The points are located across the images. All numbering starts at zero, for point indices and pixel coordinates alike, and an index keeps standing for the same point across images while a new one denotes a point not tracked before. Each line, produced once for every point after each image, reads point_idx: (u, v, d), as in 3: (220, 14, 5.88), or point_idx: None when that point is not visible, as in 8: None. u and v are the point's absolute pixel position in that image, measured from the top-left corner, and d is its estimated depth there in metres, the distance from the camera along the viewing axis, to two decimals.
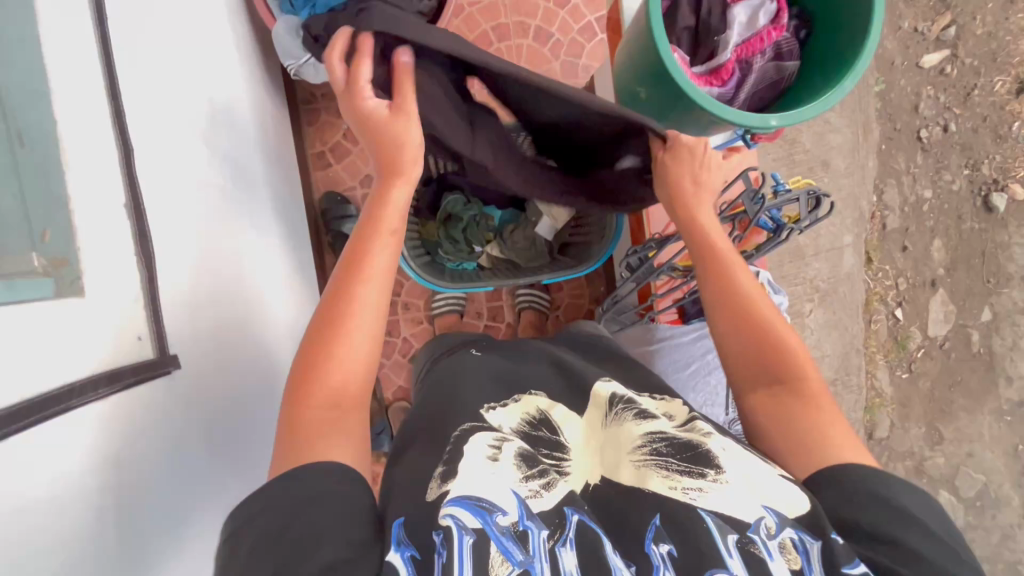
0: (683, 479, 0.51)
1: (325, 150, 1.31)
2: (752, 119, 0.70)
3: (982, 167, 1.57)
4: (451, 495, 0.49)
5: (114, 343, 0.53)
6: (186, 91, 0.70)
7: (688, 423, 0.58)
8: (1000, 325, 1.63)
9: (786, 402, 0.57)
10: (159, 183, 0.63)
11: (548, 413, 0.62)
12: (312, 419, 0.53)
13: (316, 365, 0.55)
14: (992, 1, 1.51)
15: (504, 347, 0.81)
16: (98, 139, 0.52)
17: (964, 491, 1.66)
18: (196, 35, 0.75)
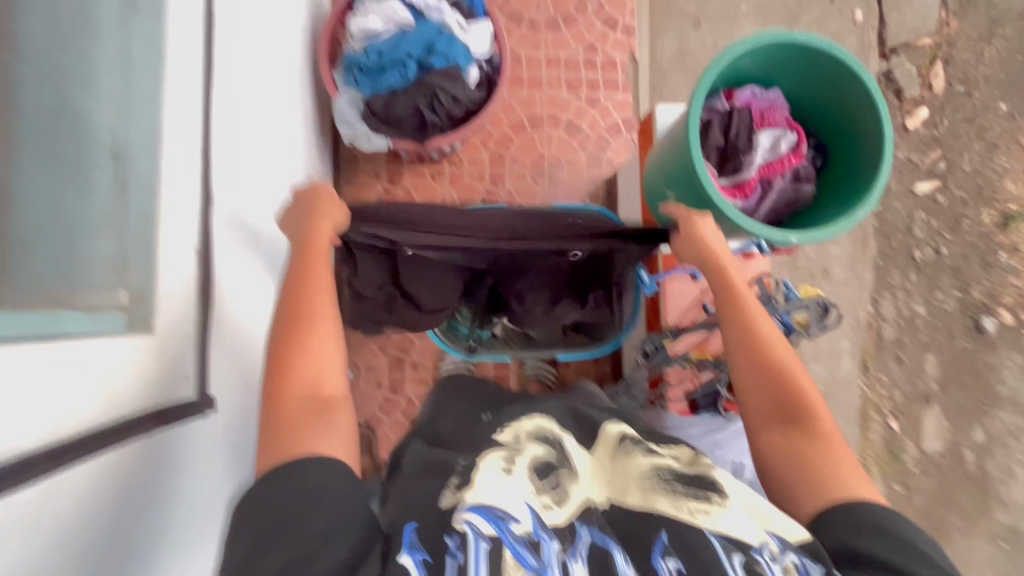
0: (690, 501, 0.52)
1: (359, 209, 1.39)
2: (774, 234, 0.76)
3: (972, 290, 1.65)
4: (467, 502, 0.49)
5: (166, 381, 0.54)
6: (261, 147, 0.77)
7: (694, 457, 0.59)
8: (993, 446, 1.64)
9: (800, 445, 0.58)
10: (227, 234, 0.67)
11: (560, 439, 0.60)
12: (290, 413, 0.54)
13: (287, 362, 0.56)
14: (977, 143, 1.67)
15: (508, 399, 0.79)
16: (187, 188, 0.57)
17: None
18: (273, 103, 0.83)
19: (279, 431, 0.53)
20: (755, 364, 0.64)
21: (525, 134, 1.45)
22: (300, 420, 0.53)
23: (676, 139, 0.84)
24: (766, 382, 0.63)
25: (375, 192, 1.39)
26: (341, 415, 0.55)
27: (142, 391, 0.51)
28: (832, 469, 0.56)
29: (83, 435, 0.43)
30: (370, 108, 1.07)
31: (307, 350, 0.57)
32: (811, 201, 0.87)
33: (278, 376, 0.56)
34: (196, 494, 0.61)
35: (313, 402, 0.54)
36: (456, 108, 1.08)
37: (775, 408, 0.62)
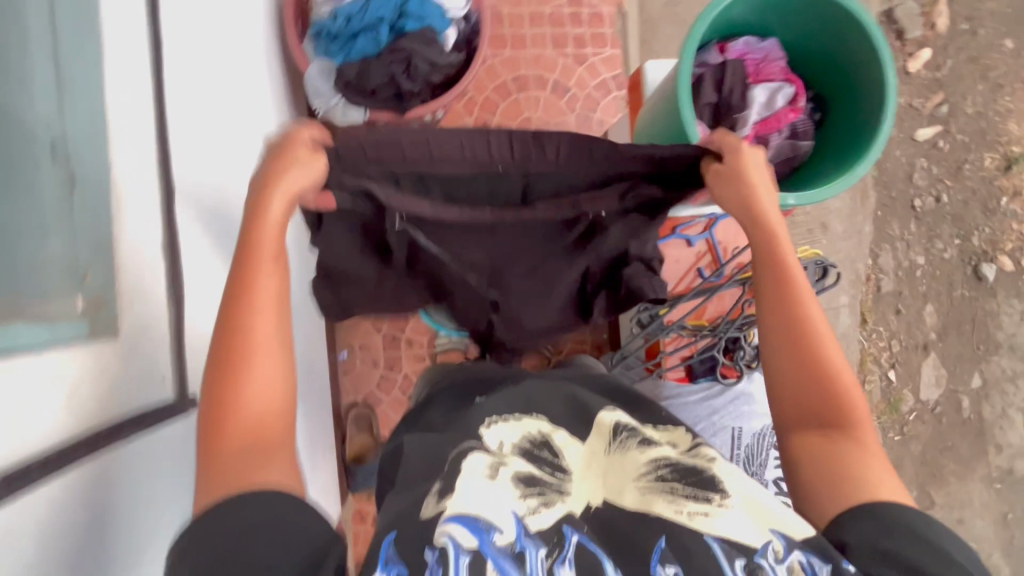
0: (689, 504, 0.50)
1: None
2: None
3: (972, 238, 1.63)
4: (448, 513, 0.47)
5: (138, 386, 0.52)
6: (225, 130, 0.73)
7: (693, 448, 0.57)
8: (990, 391, 1.66)
9: (838, 449, 0.55)
10: (194, 226, 0.63)
11: (550, 437, 0.59)
12: (225, 455, 0.50)
13: (226, 394, 0.52)
14: (981, 84, 1.60)
15: (498, 383, 0.77)
16: (146, 180, 0.54)
17: None
18: (236, 82, 0.78)
19: (216, 476, 0.50)
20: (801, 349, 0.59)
21: (510, 97, 1.38)
22: (237, 465, 0.50)
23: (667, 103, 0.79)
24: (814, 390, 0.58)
25: None
26: (280, 455, 0.52)
27: (115, 397, 0.49)
28: (865, 473, 0.53)
29: (50, 451, 0.41)
30: (342, 79, 1.01)
31: (245, 386, 0.53)
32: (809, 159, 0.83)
33: (215, 417, 0.51)
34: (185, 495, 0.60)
35: (252, 448, 0.51)
36: (433, 74, 1.03)
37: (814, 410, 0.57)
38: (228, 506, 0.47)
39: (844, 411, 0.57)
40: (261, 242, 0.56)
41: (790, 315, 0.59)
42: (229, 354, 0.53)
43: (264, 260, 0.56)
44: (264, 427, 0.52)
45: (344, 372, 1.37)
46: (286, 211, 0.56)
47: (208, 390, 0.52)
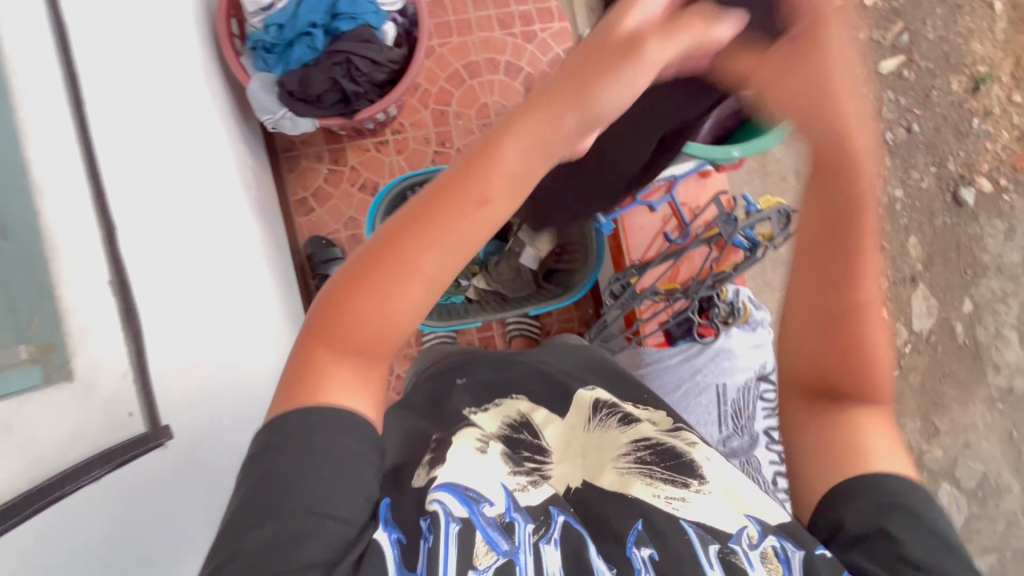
0: (666, 488, 0.53)
1: (307, 196, 1.35)
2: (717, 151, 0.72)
3: (948, 164, 1.62)
4: (439, 480, 0.49)
5: (108, 422, 0.52)
6: (166, 159, 0.72)
7: (674, 429, 0.59)
8: (982, 314, 1.66)
9: (853, 421, 0.51)
10: (146, 260, 0.63)
11: (531, 416, 0.61)
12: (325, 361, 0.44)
13: (352, 298, 0.42)
14: (939, 7, 1.58)
15: (483, 361, 0.75)
16: (79, 221, 0.53)
17: (965, 482, 1.67)
18: (173, 108, 0.78)
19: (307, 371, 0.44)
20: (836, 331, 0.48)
21: (464, 85, 1.37)
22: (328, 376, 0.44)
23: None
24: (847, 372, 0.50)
25: (321, 176, 1.35)
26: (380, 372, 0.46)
27: (85, 436, 0.49)
28: (864, 443, 0.50)
29: (17, 499, 0.42)
30: (286, 89, 0.99)
31: (376, 309, 0.42)
32: None
33: (338, 312, 0.43)
34: (178, 523, 0.61)
35: (353, 361, 0.44)
36: (377, 72, 1.01)
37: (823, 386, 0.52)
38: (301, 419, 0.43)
39: (869, 381, 0.50)
40: (488, 181, 0.40)
41: (846, 305, 0.47)
42: (383, 269, 0.41)
43: (470, 202, 0.40)
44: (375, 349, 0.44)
45: None
46: (530, 161, 0.40)
47: (357, 275, 0.42)
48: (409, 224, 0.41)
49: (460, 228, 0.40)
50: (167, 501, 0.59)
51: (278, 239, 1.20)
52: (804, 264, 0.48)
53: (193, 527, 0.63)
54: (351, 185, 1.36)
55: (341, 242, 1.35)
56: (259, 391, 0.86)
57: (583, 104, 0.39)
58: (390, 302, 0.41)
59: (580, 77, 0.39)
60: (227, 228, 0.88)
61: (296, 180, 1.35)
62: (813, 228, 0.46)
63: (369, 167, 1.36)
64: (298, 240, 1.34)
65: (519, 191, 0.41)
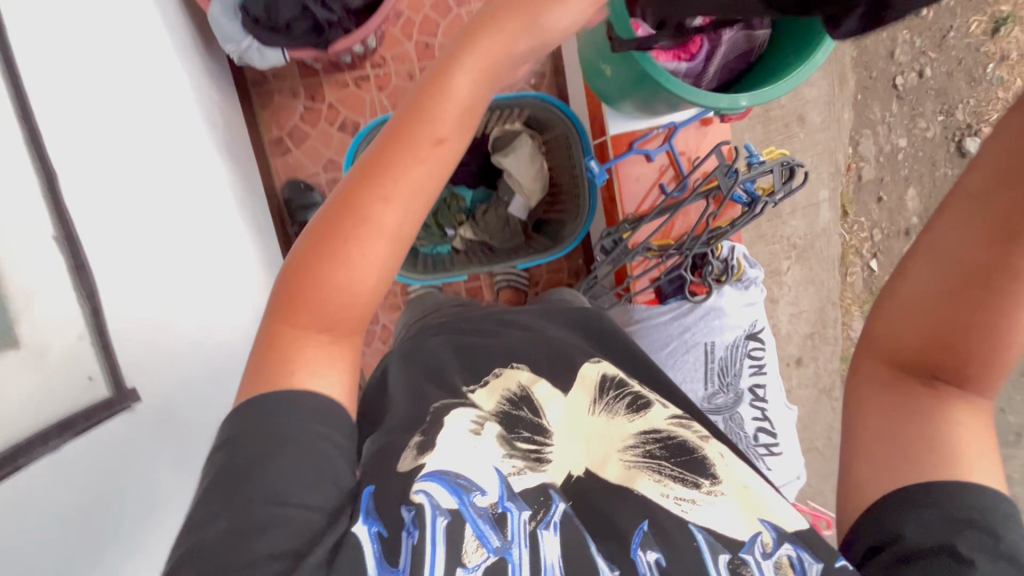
0: (675, 487, 0.51)
1: (283, 136, 1.26)
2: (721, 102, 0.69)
3: (956, 112, 1.55)
4: (426, 469, 0.47)
5: (65, 388, 0.49)
6: (114, 96, 0.65)
7: (685, 420, 0.58)
8: None
9: (935, 408, 0.48)
10: (95, 211, 0.58)
11: (531, 391, 0.57)
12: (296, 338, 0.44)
13: (321, 256, 0.44)
14: None
15: (476, 324, 0.72)
16: (12, 170, 0.48)
17: None
18: (118, 35, 0.69)
19: (276, 350, 0.44)
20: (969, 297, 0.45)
21: (451, 14, 1.25)
22: (303, 344, 0.44)
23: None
24: (956, 340, 0.46)
25: (297, 114, 1.26)
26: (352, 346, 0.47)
27: (39, 405, 0.46)
28: (947, 436, 0.47)
29: None
30: (251, 15, 0.90)
31: (345, 263, 0.44)
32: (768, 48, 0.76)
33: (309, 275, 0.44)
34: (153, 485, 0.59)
35: (327, 328, 0.45)
36: None
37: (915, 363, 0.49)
38: (271, 399, 0.42)
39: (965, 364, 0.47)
40: (431, 112, 0.45)
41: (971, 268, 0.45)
42: (344, 222, 0.44)
43: (421, 136, 0.44)
44: (349, 314, 0.45)
45: None
46: (473, 90, 0.46)
47: (323, 230, 0.44)
48: (362, 183, 0.44)
49: (412, 172, 0.44)
50: (138, 463, 0.58)
51: (253, 183, 1.13)
52: (975, 214, 0.45)
53: (170, 487, 0.62)
54: (329, 124, 1.27)
55: (320, 186, 1.28)
56: (236, 347, 0.83)
57: (531, 22, 0.46)
58: (353, 259, 0.43)
59: (500, 23, 0.46)
60: (192, 173, 0.81)
61: (270, 117, 1.25)
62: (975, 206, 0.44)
63: (348, 105, 1.27)
64: (274, 183, 1.26)
65: (465, 122, 0.46)
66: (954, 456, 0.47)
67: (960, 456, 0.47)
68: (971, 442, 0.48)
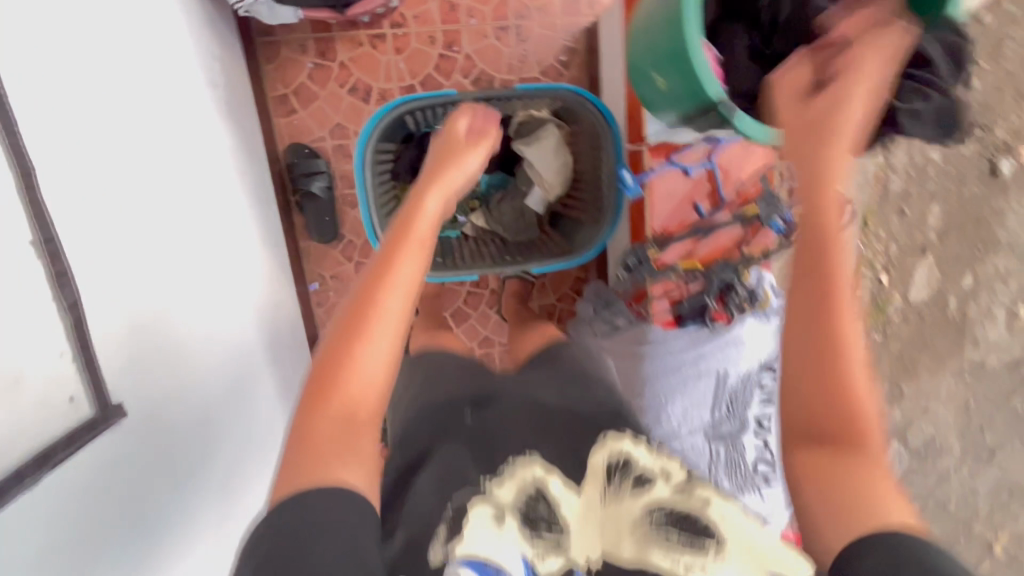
0: (684, 555, 0.53)
1: (288, 94, 1.17)
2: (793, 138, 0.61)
3: (997, 129, 1.47)
4: (456, 558, 0.51)
5: (41, 415, 0.45)
6: (86, 64, 0.57)
7: (687, 485, 0.57)
8: (978, 291, 1.60)
9: (842, 467, 0.50)
10: (65, 203, 0.52)
11: (546, 486, 0.56)
12: (321, 435, 0.51)
13: (339, 359, 0.53)
14: None
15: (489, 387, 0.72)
16: None
17: (912, 442, 1.70)
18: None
19: (311, 455, 0.51)
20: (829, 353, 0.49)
21: None
22: (328, 437, 0.51)
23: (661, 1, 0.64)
24: (829, 399, 0.49)
25: (304, 71, 1.16)
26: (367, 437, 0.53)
27: (13, 435, 0.42)
28: (870, 488, 0.49)
29: None
30: None
31: (356, 352, 0.54)
32: None
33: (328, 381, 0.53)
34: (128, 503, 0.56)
35: (343, 422, 0.52)
36: None
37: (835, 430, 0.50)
38: (307, 496, 0.48)
39: (854, 429, 0.50)
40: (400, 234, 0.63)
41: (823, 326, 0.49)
42: (354, 324, 0.54)
43: (404, 246, 0.61)
44: (357, 407, 0.53)
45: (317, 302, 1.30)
46: (439, 207, 0.68)
47: (335, 339, 0.55)
48: (369, 287, 0.57)
49: (404, 268, 0.59)
50: (129, 479, 0.57)
51: (254, 148, 1.05)
52: (810, 286, 0.50)
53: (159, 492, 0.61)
54: (339, 85, 1.17)
55: (326, 153, 1.20)
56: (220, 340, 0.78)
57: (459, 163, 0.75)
58: (358, 356, 0.53)
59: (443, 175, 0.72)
60: (181, 147, 0.75)
61: (275, 72, 1.15)
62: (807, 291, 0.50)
63: (361, 66, 1.17)
64: (276, 145, 1.18)
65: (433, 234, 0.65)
66: (874, 499, 0.49)
67: (871, 490, 0.49)
68: (881, 482, 0.50)
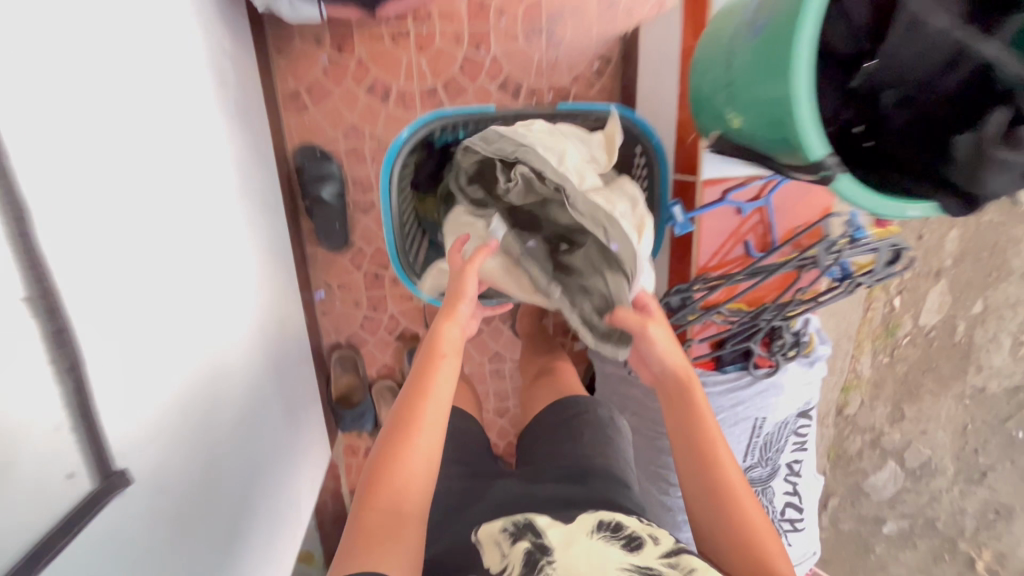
0: None
1: (300, 90, 1.08)
2: (888, 207, 0.50)
3: None
4: None
5: (37, 504, 0.39)
6: (136, 105, 0.55)
7: (673, 555, 0.52)
8: (987, 317, 1.67)
9: (756, 548, 0.58)
10: (92, 259, 0.46)
11: (534, 520, 0.56)
12: (368, 529, 0.53)
13: (380, 473, 0.56)
14: None
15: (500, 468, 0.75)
16: None
17: (908, 462, 1.84)
18: (135, 14, 0.56)
19: (359, 543, 0.52)
20: (718, 501, 0.60)
21: None
22: (374, 533, 0.52)
23: (766, 23, 0.51)
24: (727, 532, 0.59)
25: (318, 66, 1.07)
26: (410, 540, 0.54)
27: (23, 527, 0.38)
28: (759, 541, 0.58)
29: None
30: None
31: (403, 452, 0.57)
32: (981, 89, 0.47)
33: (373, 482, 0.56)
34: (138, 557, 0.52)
35: (390, 519, 0.54)
36: None
37: (724, 524, 0.59)
38: None
39: (745, 530, 0.58)
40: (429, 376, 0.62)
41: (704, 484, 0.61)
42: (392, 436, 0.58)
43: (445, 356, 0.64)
44: (403, 501, 0.55)
45: (323, 311, 1.23)
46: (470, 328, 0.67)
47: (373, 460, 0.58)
48: (400, 417, 0.60)
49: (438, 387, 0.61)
50: (150, 537, 0.53)
51: (263, 147, 0.97)
52: (700, 491, 0.61)
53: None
54: (355, 83, 1.09)
55: (338, 155, 1.12)
56: (227, 371, 0.73)
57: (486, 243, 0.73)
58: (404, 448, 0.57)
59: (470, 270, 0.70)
60: (176, 153, 0.62)
61: (286, 66, 1.06)
62: (693, 487, 0.62)
63: (380, 63, 1.08)
64: (285, 145, 1.10)
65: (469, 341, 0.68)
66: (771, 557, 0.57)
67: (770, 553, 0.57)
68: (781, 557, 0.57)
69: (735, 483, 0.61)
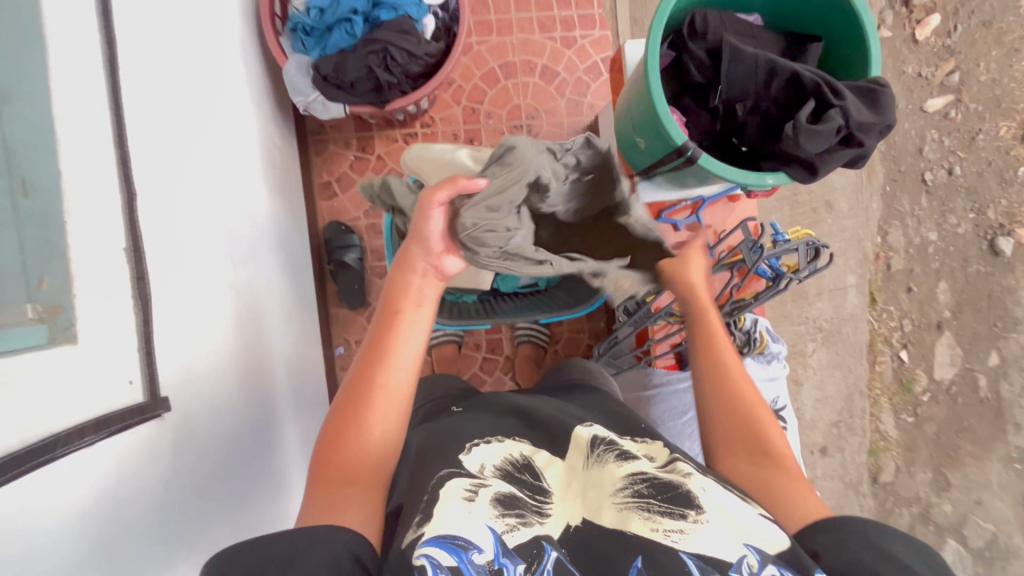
0: (664, 520, 0.46)
1: (331, 181, 1.36)
2: (749, 176, 0.66)
3: (988, 211, 1.56)
4: (427, 536, 0.45)
5: (106, 393, 0.52)
6: (199, 152, 0.77)
7: (669, 464, 0.53)
8: (1009, 370, 1.59)
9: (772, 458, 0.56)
10: (160, 237, 0.65)
11: (532, 459, 0.55)
12: (332, 487, 0.55)
13: (344, 433, 0.58)
14: (995, 49, 1.53)
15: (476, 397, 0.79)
16: (103, 201, 0.53)
17: (973, 541, 1.61)
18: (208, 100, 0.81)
19: (323, 498, 0.54)
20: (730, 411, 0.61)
21: (499, 85, 1.39)
22: (337, 489, 0.55)
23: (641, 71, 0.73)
24: (738, 433, 0.60)
25: (347, 162, 1.36)
26: (371, 491, 0.56)
27: (94, 403, 0.51)
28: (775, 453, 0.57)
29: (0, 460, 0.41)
30: (321, 73, 0.99)
31: (367, 416, 0.59)
32: (794, 91, 0.65)
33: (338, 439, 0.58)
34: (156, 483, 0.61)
35: (350, 479, 0.56)
36: (411, 64, 0.99)
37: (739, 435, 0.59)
38: (298, 536, 0.49)
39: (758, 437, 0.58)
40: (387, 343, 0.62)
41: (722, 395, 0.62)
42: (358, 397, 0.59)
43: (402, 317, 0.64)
44: (366, 460, 0.57)
45: (341, 365, 1.37)
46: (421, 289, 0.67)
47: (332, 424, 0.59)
48: (361, 381, 0.60)
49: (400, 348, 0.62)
50: (169, 466, 0.63)
51: (297, 218, 1.21)
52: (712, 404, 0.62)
53: (183, 531, 0.64)
54: (375, 173, 1.36)
55: (359, 230, 1.36)
56: (249, 372, 0.86)
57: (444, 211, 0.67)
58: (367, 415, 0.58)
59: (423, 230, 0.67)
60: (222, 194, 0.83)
61: (322, 164, 1.36)
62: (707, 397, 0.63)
63: (395, 158, 1.36)
64: (317, 224, 1.35)
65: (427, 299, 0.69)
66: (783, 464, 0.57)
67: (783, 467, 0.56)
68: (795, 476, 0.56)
69: (750, 397, 0.62)
